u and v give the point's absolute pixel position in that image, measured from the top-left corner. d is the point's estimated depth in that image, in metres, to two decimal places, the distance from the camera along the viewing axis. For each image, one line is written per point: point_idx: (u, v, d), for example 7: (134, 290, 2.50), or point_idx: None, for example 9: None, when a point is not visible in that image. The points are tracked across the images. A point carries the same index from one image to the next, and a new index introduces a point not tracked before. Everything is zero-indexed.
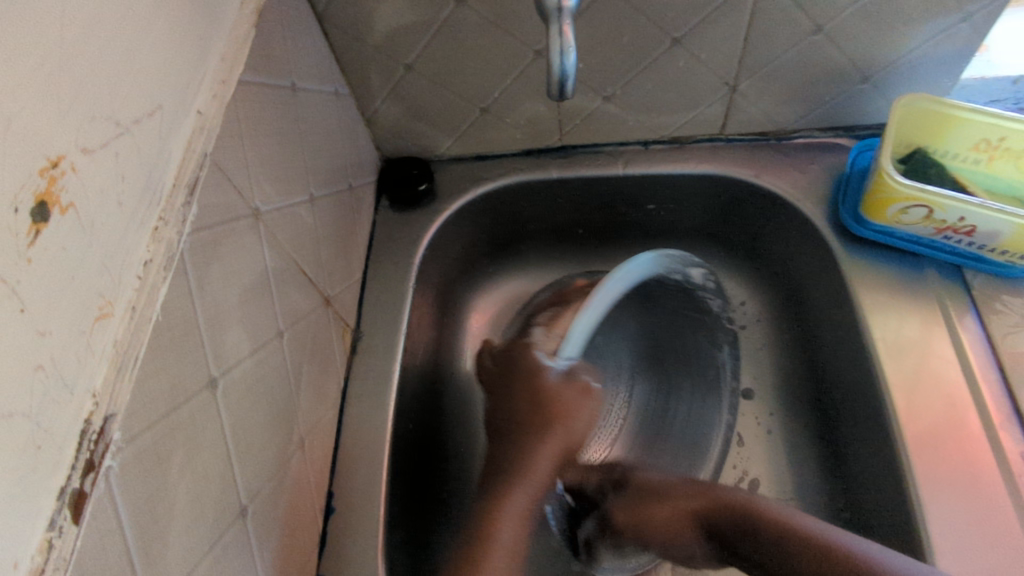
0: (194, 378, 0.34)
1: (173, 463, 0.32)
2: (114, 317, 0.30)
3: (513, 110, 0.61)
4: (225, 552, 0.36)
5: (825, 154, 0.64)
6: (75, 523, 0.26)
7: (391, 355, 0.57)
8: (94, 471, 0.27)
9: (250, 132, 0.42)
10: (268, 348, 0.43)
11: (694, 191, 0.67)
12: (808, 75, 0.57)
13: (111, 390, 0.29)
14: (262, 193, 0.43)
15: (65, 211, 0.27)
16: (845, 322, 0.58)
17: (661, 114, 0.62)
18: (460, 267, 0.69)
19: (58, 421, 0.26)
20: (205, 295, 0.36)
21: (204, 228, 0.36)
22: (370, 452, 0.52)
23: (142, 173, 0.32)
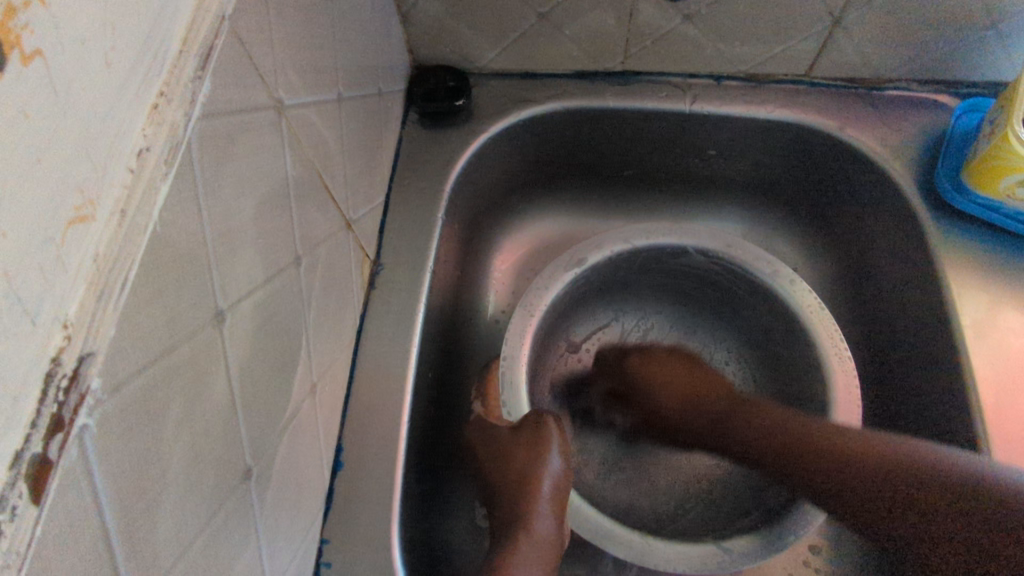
0: (197, 310, 0.27)
1: (167, 419, 0.25)
2: (96, 221, 0.22)
3: (577, 19, 0.52)
4: (223, 524, 0.29)
5: (922, 111, 0.56)
6: (36, 504, 0.19)
7: (414, 294, 0.50)
8: (63, 431, 0.20)
9: (276, 0, 0.33)
10: (285, 277, 0.35)
11: (765, 141, 0.58)
12: (928, 13, 0.49)
13: (90, 321, 0.21)
14: (286, 82, 0.35)
15: (28, 60, 0.19)
16: (922, 302, 0.52)
17: (744, 44, 0.54)
18: (490, 200, 0.61)
19: (13, 362, 0.18)
20: (215, 206, 0.28)
21: (216, 116, 0.28)
22: (386, 402, 0.46)
23: (141, 27, 0.23)
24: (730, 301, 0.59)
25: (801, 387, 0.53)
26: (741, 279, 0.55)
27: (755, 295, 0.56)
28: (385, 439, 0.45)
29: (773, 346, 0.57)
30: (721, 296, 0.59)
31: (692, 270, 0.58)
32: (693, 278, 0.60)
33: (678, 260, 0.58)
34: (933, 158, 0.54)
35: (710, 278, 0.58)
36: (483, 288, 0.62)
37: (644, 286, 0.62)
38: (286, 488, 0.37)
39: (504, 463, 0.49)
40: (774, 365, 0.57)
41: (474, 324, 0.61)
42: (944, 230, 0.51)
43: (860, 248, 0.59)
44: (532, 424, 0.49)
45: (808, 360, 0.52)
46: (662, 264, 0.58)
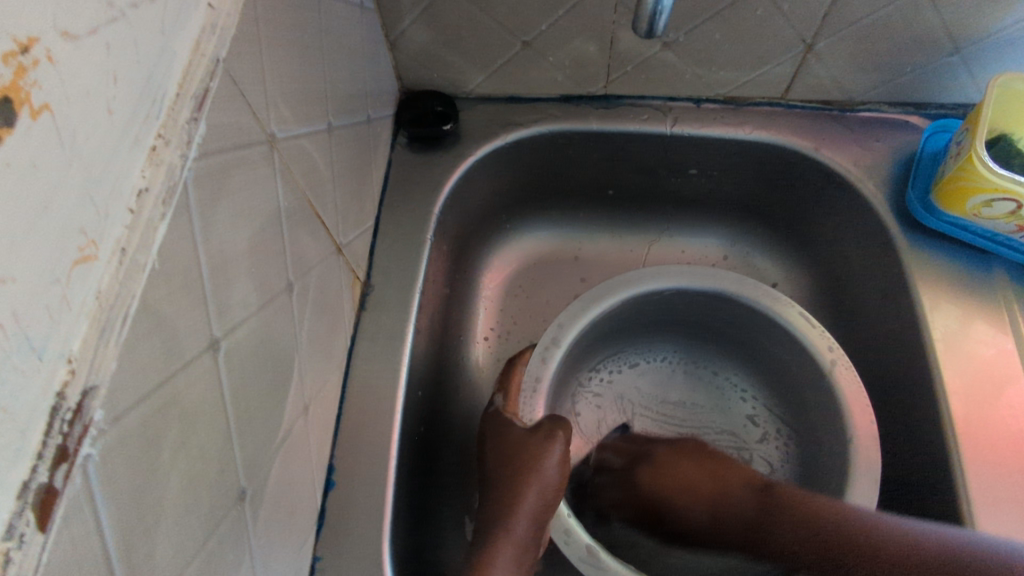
0: (193, 339, 0.28)
1: (165, 446, 0.26)
2: (99, 260, 0.23)
3: (560, 46, 0.54)
4: (219, 545, 0.31)
5: (893, 131, 0.58)
6: (42, 531, 0.20)
7: (403, 314, 0.51)
8: (67, 461, 0.21)
9: (269, 40, 0.35)
10: (277, 303, 0.36)
11: (743, 161, 0.60)
12: (895, 40, 0.51)
13: (93, 355, 0.22)
14: (278, 116, 0.36)
15: (36, 115, 0.20)
16: (897, 317, 0.54)
17: (721, 69, 0.56)
18: (477, 220, 0.63)
19: (22, 397, 0.20)
20: (210, 240, 0.29)
21: (211, 154, 0.29)
22: (377, 421, 0.47)
23: (139, 75, 0.25)
24: (727, 328, 0.60)
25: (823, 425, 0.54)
26: (751, 314, 0.57)
27: (764, 331, 0.57)
28: (376, 457, 0.46)
29: (793, 385, 0.57)
30: (727, 329, 0.60)
31: (676, 305, 0.59)
32: (683, 312, 0.60)
33: (656, 301, 0.59)
34: (903, 179, 0.56)
35: (702, 309, 0.59)
36: (472, 307, 0.63)
37: (639, 328, 0.62)
38: (279, 507, 0.38)
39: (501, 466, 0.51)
40: (795, 398, 0.58)
41: (464, 342, 0.62)
42: (916, 247, 0.53)
43: (837, 264, 0.60)
44: (544, 435, 0.51)
45: (829, 400, 0.52)
46: (645, 305, 0.59)
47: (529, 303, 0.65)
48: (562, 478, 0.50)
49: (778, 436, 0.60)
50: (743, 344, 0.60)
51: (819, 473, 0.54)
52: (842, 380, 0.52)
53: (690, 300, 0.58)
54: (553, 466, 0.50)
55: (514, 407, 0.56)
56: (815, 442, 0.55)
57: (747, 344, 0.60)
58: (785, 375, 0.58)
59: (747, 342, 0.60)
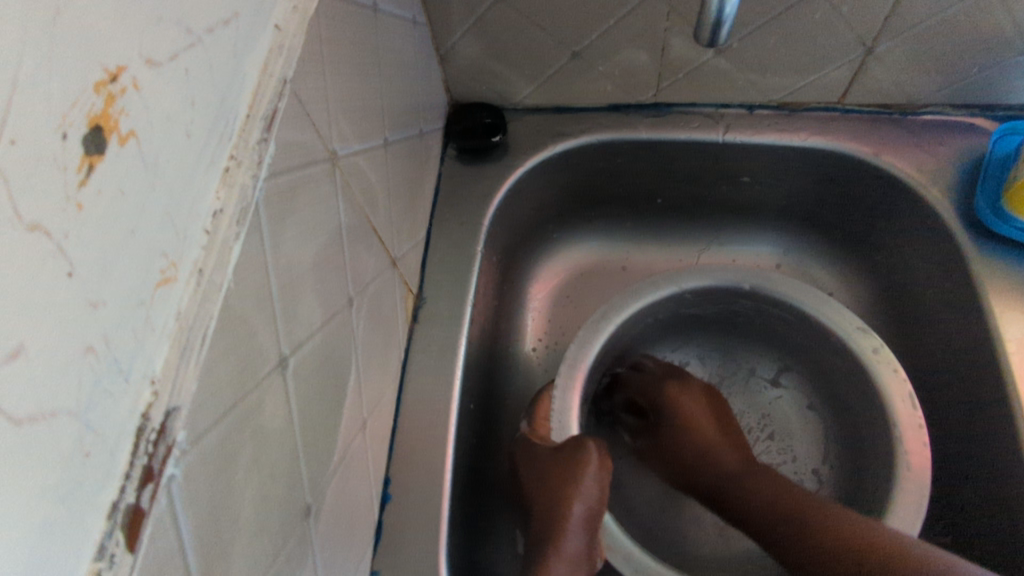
0: (264, 358, 0.28)
1: (240, 464, 0.26)
2: (178, 281, 0.23)
3: (610, 56, 0.54)
4: (287, 562, 0.31)
5: (958, 135, 0.56)
6: (130, 552, 0.20)
7: (455, 327, 0.51)
8: (153, 482, 0.21)
9: (331, 58, 0.35)
10: (339, 318, 0.37)
11: (798, 166, 0.58)
12: (961, 41, 0.49)
13: (175, 377, 0.23)
14: (339, 133, 0.37)
15: (124, 140, 0.20)
16: (966, 328, 0.51)
17: (776, 74, 0.55)
18: (526, 231, 0.62)
19: (110, 418, 0.20)
20: (278, 258, 0.30)
21: (280, 173, 0.30)
22: (431, 435, 0.47)
23: (214, 97, 0.25)
24: (761, 323, 0.58)
25: (866, 426, 0.51)
26: (784, 311, 0.55)
27: (800, 331, 0.55)
28: (431, 471, 0.46)
29: (831, 379, 0.55)
30: (762, 326, 0.58)
31: (706, 306, 0.58)
32: (719, 313, 0.59)
33: (687, 302, 0.57)
34: (971, 184, 0.53)
35: (734, 307, 0.58)
36: (520, 318, 0.63)
37: (674, 328, 0.61)
38: (339, 523, 0.38)
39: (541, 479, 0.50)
40: (838, 405, 0.55)
41: (513, 353, 0.62)
42: (985, 254, 0.51)
43: (901, 273, 0.58)
44: (575, 443, 0.50)
45: (869, 393, 0.50)
46: (678, 306, 0.57)
47: (577, 313, 0.64)
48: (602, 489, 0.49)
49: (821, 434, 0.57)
50: (779, 340, 0.58)
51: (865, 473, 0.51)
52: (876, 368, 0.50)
53: (714, 299, 0.57)
54: (591, 475, 0.49)
55: (541, 427, 0.55)
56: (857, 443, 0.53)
57: (784, 340, 0.58)
58: (822, 369, 0.56)
59: (784, 341, 0.58)
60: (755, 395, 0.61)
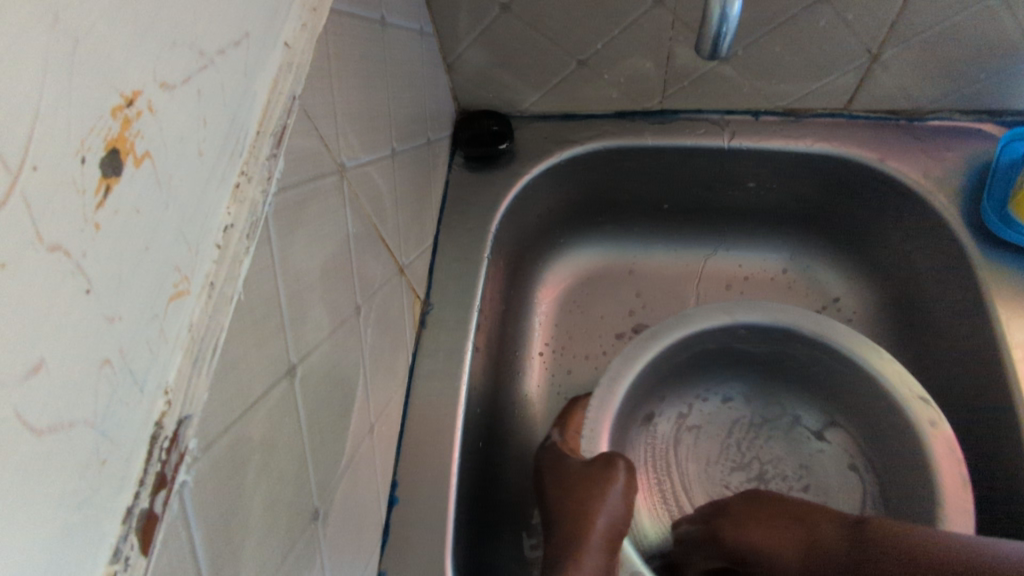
0: (273, 367, 0.29)
1: (249, 470, 0.27)
2: (191, 295, 0.24)
3: (615, 64, 0.54)
4: (295, 564, 0.32)
5: (965, 140, 0.56)
6: (143, 554, 0.21)
7: (462, 332, 0.52)
8: (166, 487, 0.22)
9: (339, 73, 0.36)
10: (347, 326, 0.38)
11: (805, 172, 0.59)
12: (967, 47, 0.49)
13: (187, 386, 0.24)
14: (347, 146, 0.37)
15: (139, 162, 0.21)
16: (973, 335, 0.51)
17: (782, 81, 0.55)
18: (532, 237, 0.63)
19: (126, 427, 0.21)
20: (287, 270, 0.31)
21: (289, 187, 0.31)
22: (438, 439, 0.48)
23: (226, 116, 0.26)
24: (807, 370, 0.58)
25: (902, 467, 0.51)
26: (828, 354, 0.55)
27: (836, 370, 0.55)
28: (437, 474, 0.47)
29: (869, 423, 0.55)
30: (802, 367, 0.58)
31: (750, 346, 0.58)
32: (766, 356, 0.59)
33: (729, 338, 0.58)
34: (978, 190, 0.53)
35: (782, 352, 0.58)
36: (527, 323, 0.64)
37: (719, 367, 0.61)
38: (347, 525, 0.39)
39: (568, 497, 0.52)
40: (880, 454, 0.54)
41: (520, 358, 0.62)
42: (988, 259, 0.51)
43: (907, 280, 0.58)
44: (604, 460, 0.51)
45: (906, 435, 0.50)
46: (723, 341, 0.58)
47: (583, 318, 0.65)
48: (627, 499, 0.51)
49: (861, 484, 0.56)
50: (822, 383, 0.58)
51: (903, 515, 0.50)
52: (915, 411, 0.50)
53: (761, 336, 0.57)
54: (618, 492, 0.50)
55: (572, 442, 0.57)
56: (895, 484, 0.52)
57: (824, 381, 0.57)
58: (862, 414, 0.55)
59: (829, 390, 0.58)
60: (800, 445, 0.60)
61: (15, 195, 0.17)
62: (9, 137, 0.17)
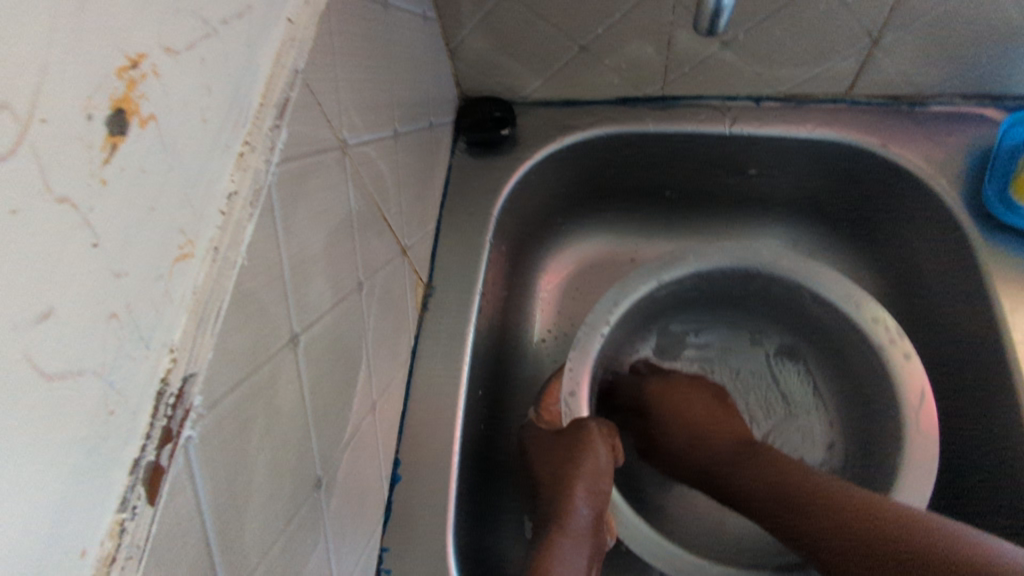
0: (276, 334, 0.30)
1: (253, 432, 0.28)
2: (196, 258, 0.25)
3: (616, 49, 0.55)
4: (299, 530, 0.32)
5: (967, 126, 0.56)
6: (151, 504, 0.22)
7: (465, 313, 0.53)
8: (171, 442, 0.23)
9: (341, 51, 0.37)
10: (350, 301, 0.38)
11: (806, 158, 0.59)
12: (967, 31, 0.49)
13: (192, 345, 0.24)
14: (349, 123, 0.38)
15: (145, 123, 0.22)
16: (974, 318, 0.51)
17: (783, 66, 0.55)
18: (535, 223, 0.64)
19: (132, 381, 0.22)
20: (291, 239, 0.31)
21: (292, 159, 0.31)
22: (440, 419, 0.48)
23: (228, 86, 0.27)
24: (766, 300, 0.58)
25: (880, 411, 0.51)
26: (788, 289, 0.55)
27: (808, 308, 0.55)
28: (439, 452, 0.47)
29: (848, 365, 0.55)
30: (773, 307, 0.59)
31: (714, 289, 0.58)
32: (731, 297, 0.59)
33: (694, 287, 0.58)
34: (980, 173, 0.53)
35: (750, 290, 0.58)
36: (529, 308, 0.64)
37: (690, 310, 0.61)
38: (350, 499, 0.39)
39: (547, 464, 0.51)
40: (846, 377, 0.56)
41: (522, 342, 0.63)
42: (992, 244, 0.51)
43: (908, 264, 0.58)
44: (575, 424, 0.51)
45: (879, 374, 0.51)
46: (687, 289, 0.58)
47: (586, 305, 0.65)
48: (608, 472, 0.49)
49: (827, 416, 0.58)
50: (802, 326, 0.58)
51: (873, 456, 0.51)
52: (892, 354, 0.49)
53: (722, 280, 0.57)
54: (598, 457, 0.49)
55: (548, 414, 0.56)
56: (866, 414, 0.53)
57: (796, 316, 0.58)
58: (831, 346, 0.56)
59: (795, 319, 0.58)
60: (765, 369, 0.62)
61: (23, 146, 0.17)
62: (20, 89, 0.17)
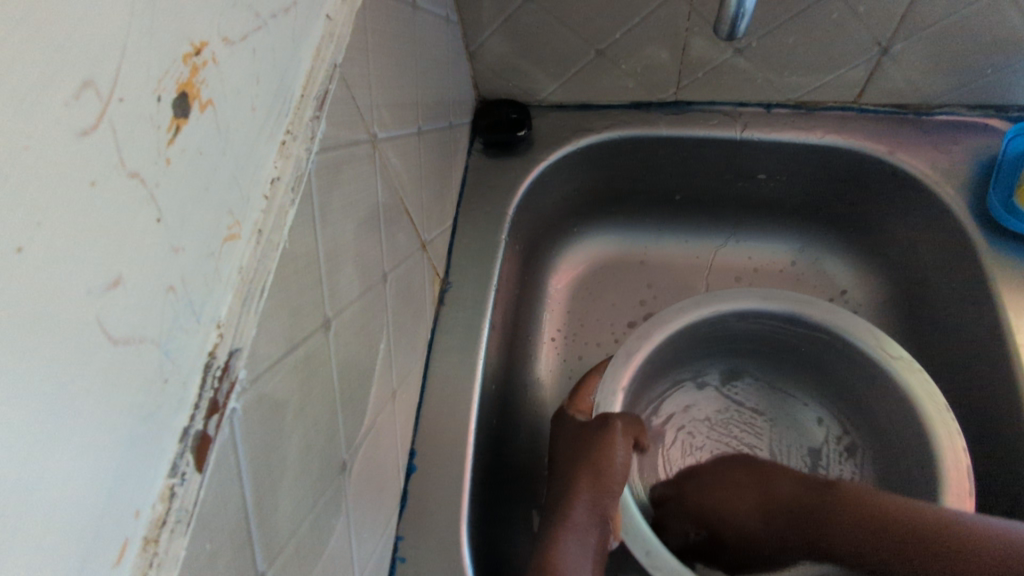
0: (311, 318, 0.31)
1: (288, 411, 0.29)
2: (241, 239, 0.26)
3: (632, 54, 0.56)
4: (325, 510, 0.33)
5: (972, 135, 0.57)
6: (199, 471, 0.23)
7: (480, 309, 0.54)
8: (218, 413, 0.24)
9: (373, 49, 0.38)
10: (375, 291, 0.39)
11: (816, 164, 0.60)
12: (973, 41, 0.51)
13: (237, 321, 0.25)
14: (378, 118, 0.39)
15: (203, 107, 0.23)
16: (979, 321, 0.53)
17: (793, 73, 0.57)
18: (548, 224, 0.65)
19: (184, 352, 0.23)
20: (325, 227, 0.32)
21: (328, 150, 0.32)
22: (455, 411, 0.49)
23: (274, 77, 0.28)
24: (792, 343, 0.59)
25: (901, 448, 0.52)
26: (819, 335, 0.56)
27: (836, 352, 0.56)
28: (454, 443, 0.48)
29: (867, 407, 0.56)
30: (792, 349, 0.60)
31: (736, 331, 0.59)
32: (751, 339, 0.60)
33: (716, 328, 0.58)
34: (984, 182, 0.55)
35: (772, 334, 0.59)
36: (541, 308, 0.65)
37: (707, 353, 0.62)
38: (369, 485, 0.40)
39: (570, 463, 0.51)
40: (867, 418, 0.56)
41: (533, 341, 0.64)
42: (996, 249, 0.52)
43: (914, 269, 0.59)
44: (600, 418, 0.52)
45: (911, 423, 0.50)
46: (710, 330, 0.59)
47: (597, 307, 0.66)
48: (625, 469, 0.50)
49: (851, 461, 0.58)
50: (811, 362, 0.59)
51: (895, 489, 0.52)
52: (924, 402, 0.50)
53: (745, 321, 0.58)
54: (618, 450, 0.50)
55: (583, 405, 0.58)
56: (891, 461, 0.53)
57: (818, 363, 0.59)
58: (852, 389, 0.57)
59: (815, 361, 0.59)
60: (784, 413, 0.62)
61: (104, 122, 0.19)
62: (103, 67, 0.18)
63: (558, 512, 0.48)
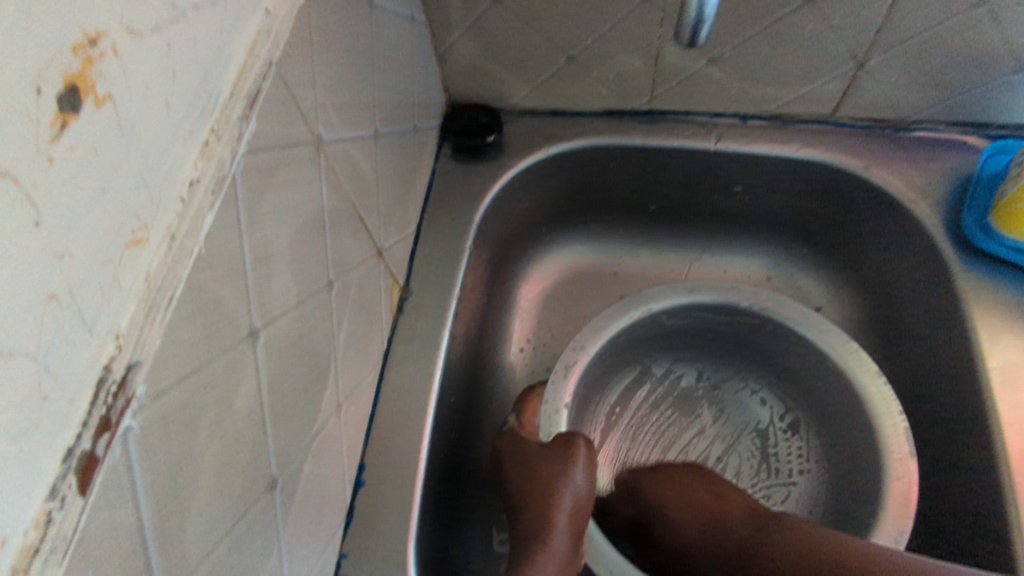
0: (233, 328, 0.29)
1: (201, 427, 0.27)
2: (150, 244, 0.24)
3: (605, 61, 0.55)
4: (248, 530, 0.31)
5: (950, 153, 0.56)
6: (81, 494, 0.21)
7: (440, 318, 0.52)
8: (108, 431, 0.22)
9: (321, 46, 0.36)
10: (317, 299, 0.38)
11: (790, 178, 0.59)
12: (950, 57, 0.50)
13: (139, 332, 0.23)
14: (326, 119, 0.38)
15: (101, 103, 0.21)
16: (950, 342, 0.51)
17: (769, 85, 0.55)
18: (519, 231, 0.63)
19: (72, 366, 0.21)
20: (254, 231, 0.31)
21: (260, 151, 0.31)
22: (408, 424, 0.48)
23: (198, 73, 0.26)
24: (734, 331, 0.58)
25: (851, 432, 0.52)
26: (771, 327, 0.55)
27: (784, 341, 0.56)
28: (405, 457, 0.47)
29: (817, 396, 0.55)
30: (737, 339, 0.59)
31: (680, 322, 0.59)
32: (694, 329, 0.59)
33: (665, 321, 0.58)
34: (959, 200, 0.53)
35: (717, 324, 0.58)
36: (509, 317, 0.64)
37: (653, 347, 0.61)
38: (309, 502, 0.38)
39: (534, 482, 0.50)
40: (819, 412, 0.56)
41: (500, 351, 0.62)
42: (969, 269, 0.51)
43: (886, 286, 0.58)
44: (564, 439, 0.50)
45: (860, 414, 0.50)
46: (658, 325, 0.58)
47: (566, 317, 0.65)
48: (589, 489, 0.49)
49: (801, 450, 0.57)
50: (761, 354, 0.59)
51: (847, 479, 0.52)
52: (873, 392, 0.50)
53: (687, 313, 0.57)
54: (580, 469, 0.49)
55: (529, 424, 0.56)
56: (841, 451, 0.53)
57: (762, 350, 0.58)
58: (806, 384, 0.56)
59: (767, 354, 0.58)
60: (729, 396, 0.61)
61: None
62: None
63: (533, 536, 0.47)
